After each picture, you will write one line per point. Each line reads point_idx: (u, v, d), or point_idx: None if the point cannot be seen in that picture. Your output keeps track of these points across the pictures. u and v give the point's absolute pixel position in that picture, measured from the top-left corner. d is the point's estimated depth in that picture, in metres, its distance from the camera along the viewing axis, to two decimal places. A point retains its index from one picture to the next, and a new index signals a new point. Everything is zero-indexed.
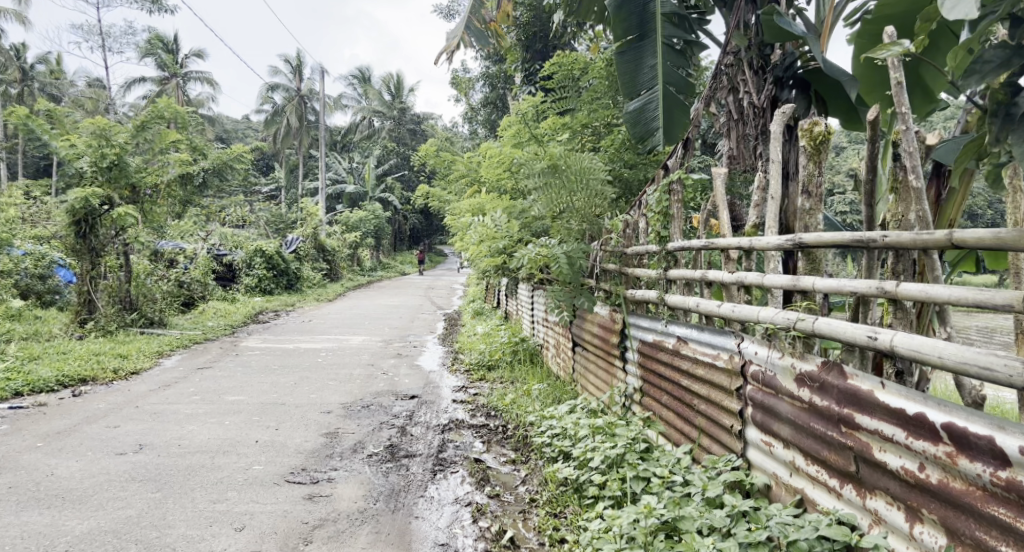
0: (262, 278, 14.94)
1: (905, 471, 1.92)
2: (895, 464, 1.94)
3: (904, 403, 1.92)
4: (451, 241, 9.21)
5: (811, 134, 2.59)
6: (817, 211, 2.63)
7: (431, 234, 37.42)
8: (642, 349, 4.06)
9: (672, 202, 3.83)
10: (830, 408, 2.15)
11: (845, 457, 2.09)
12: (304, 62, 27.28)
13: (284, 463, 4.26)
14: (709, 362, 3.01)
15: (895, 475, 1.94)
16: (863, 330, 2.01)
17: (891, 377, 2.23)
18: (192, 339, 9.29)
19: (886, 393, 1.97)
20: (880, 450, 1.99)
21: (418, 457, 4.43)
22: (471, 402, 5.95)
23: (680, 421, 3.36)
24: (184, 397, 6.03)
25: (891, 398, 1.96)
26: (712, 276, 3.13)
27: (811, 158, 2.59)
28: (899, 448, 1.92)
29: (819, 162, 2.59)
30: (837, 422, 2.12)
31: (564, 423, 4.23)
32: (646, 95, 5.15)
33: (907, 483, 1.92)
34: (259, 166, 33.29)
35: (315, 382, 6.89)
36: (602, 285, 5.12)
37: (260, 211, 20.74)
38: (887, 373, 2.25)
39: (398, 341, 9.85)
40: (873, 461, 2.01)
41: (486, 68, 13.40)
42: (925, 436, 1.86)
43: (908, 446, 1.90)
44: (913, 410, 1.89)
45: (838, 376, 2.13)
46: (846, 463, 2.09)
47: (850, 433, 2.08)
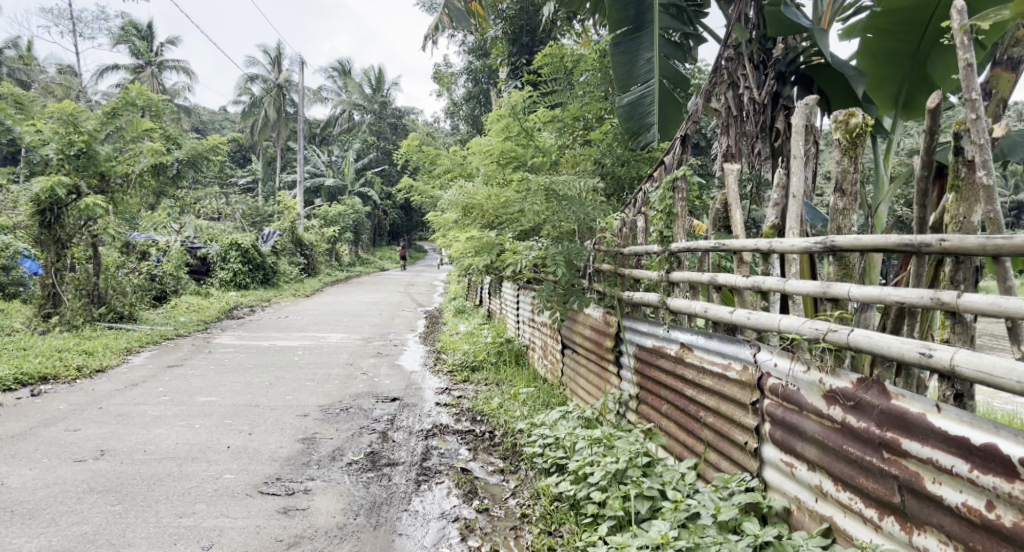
0: (238, 272, 14.53)
1: (966, 508, 1.73)
2: (954, 499, 1.75)
3: (966, 432, 1.73)
4: (434, 237, 8.95)
5: (846, 126, 2.40)
6: (851, 211, 2.44)
7: (412, 230, 37.10)
8: (639, 354, 3.87)
9: (676, 199, 3.62)
10: (871, 430, 1.95)
11: (888, 487, 1.90)
12: (283, 53, 26.77)
13: (258, 472, 3.99)
14: (718, 372, 2.81)
15: (953, 511, 1.76)
16: (914, 345, 1.82)
17: (947, 400, 2.01)
18: (162, 335, 8.93)
19: (942, 418, 1.78)
20: (933, 482, 1.80)
21: (400, 466, 4.19)
22: (456, 405, 5.72)
23: (682, 433, 3.17)
24: (152, 397, 5.72)
25: (948, 424, 1.77)
26: (722, 280, 2.93)
27: (847, 152, 2.40)
28: (961, 481, 1.74)
29: (855, 156, 2.40)
30: (879, 446, 1.93)
31: (556, 431, 4.02)
32: (641, 88, 4.95)
33: (968, 522, 1.73)
34: (237, 158, 32.69)
35: (291, 382, 6.61)
36: (596, 286, 4.92)
37: (236, 204, 20.29)
38: (943, 395, 2.02)
39: (377, 339, 9.58)
40: (923, 494, 1.82)
41: (470, 63, 13.15)
42: (994, 470, 1.67)
43: (972, 480, 1.71)
44: (980, 439, 1.70)
45: (878, 394, 1.94)
46: (889, 494, 1.90)
47: (895, 460, 1.88)
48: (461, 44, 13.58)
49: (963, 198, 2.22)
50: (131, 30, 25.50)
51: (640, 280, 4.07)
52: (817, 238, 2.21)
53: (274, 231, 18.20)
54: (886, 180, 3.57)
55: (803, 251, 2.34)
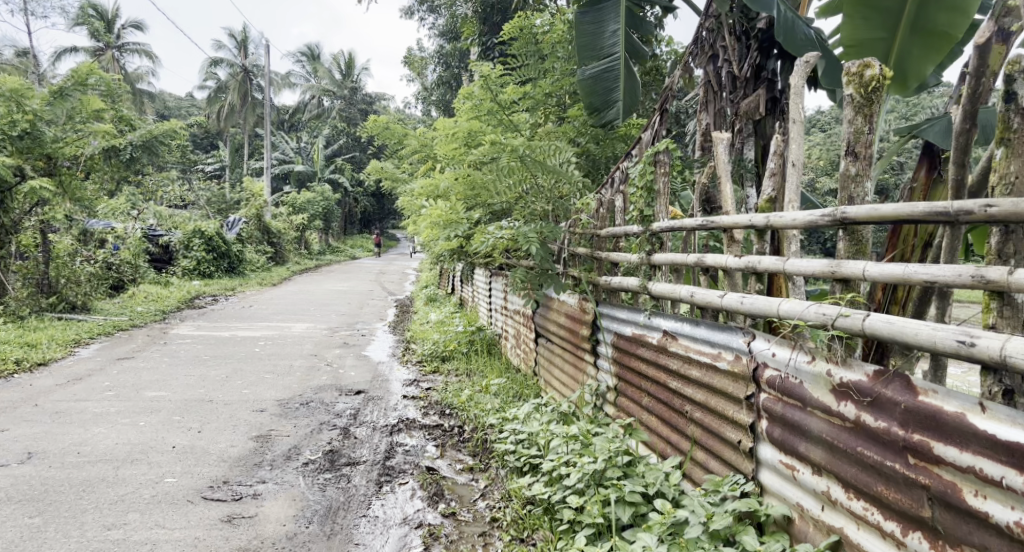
0: (202, 260, 13.99)
1: (1017, 527, 1.48)
2: (1002, 516, 1.50)
3: (1019, 436, 1.48)
4: (402, 223, 8.61)
5: (859, 80, 2.14)
6: (865, 177, 2.19)
7: (383, 218, 36.58)
8: (617, 342, 3.60)
9: (657, 174, 3.32)
10: (893, 431, 1.69)
11: (917, 499, 1.64)
12: (249, 36, 25.97)
13: (203, 475, 3.66)
14: (706, 362, 2.55)
15: (1001, 531, 1.51)
16: (949, 332, 1.57)
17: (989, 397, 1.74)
18: (116, 326, 8.47)
19: (987, 419, 1.53)
20: (975, 495, 1.54)
21: (361, 466, 3.88)
22: (424, 398, 5.42)
23: (666, 429, 2.91)
24: (96, 392, 5.32)
25: (995, 427, 1.52)
26: (709, 261, 2.66)
27: (860, 111, 2.15)
28: (1011, 495, 1.48)
29: (870, 115, 2.15)
30: (904, 451, 1.67)
31: (529, 427, 3.74)
32: (605, 61, 4.62)
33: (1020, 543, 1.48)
34: (202, 144, 31.81)
35: (250, 374, 6.24)
36: (571, 271, 4.65)
37: (200, 190, 19.63)
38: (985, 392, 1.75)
39: (344, 328, 9.21)
40: (961, 508, 1.56)
41: (441, 47, 12.81)
42: None
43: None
44: None
45: (901, 389, 1.69)
46: (918, 507, 1.64)
47: (926, 468, 1.63)
48: (432, 26, 13.22)
49: (1013, 152, 2.03)
50: (89, 11, 24.57)
51: (618, 263, 3.79)
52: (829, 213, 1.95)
53: (240, 218, 17.63)
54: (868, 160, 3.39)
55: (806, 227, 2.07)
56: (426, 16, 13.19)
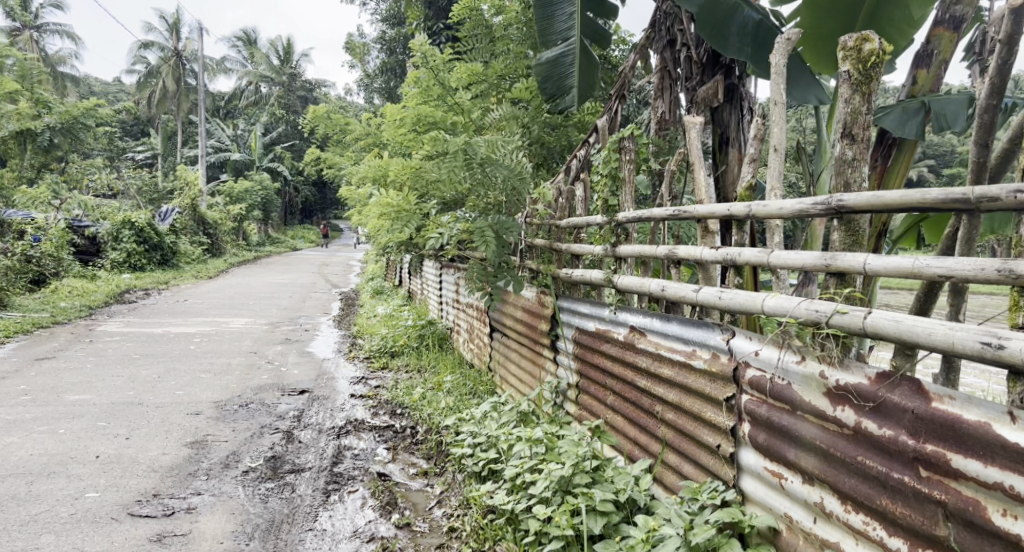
0: (132, 252, 13.25)
1: None
2: None
3: None
4: (348, 214, 8.27)
5: (856, 55, 2.11)
6: (862, 161, 2.17)
7: (326, 208, 35.71)
8: (579, 338, 3.45)
9: (622, 161, 3.16)
10: (902, 440, 1.62)
11: (930, 514, 1.57)
12: (181, 18, 24.80)
13: (130, 487, 3.34)
14: (679, 360, 2.41)
15: None
16: (969, 333, 1.51)
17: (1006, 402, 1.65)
18: (35, 323, 7.88)
19: (1013, 429, 1.45)
20: (997, 512, 1.48)
21: (307, 473, 3.62)
22: (373, 397, 5.17)
23: (634, 428, 2.78)
24: (10, 398, 4.87)
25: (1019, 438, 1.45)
26: (681, 252, 2.52)
27: (858, 88, 2.12)
28: None
29: (868, 93, 2.12)
30: (917, 464, 1.59)
31: (486, 428, 3.56)
32: (562, 45, 4.43)
33: None
34: (132, 131, 30.37)
35: (184, 374, 5.85)
36: (528, 264, 4.47)
37: (130, 179, 18.67)
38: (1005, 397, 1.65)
39: (286, 324, 8.82)
40: (981, 525, 1.50)
41: (384, 33, 12.44)
42: None
43: None
44: None
45: (911, 395, 1.61)
46: (931, 522, 1.57)
47: (940, 482, 1.55)
48: (374, 12, 12.83)
49: None
50: None
51: (579, 254, 3.66)
52: (827, 201, 1.89)
53: (173, 207, 16.81)
54: (829, 146, 3.34)
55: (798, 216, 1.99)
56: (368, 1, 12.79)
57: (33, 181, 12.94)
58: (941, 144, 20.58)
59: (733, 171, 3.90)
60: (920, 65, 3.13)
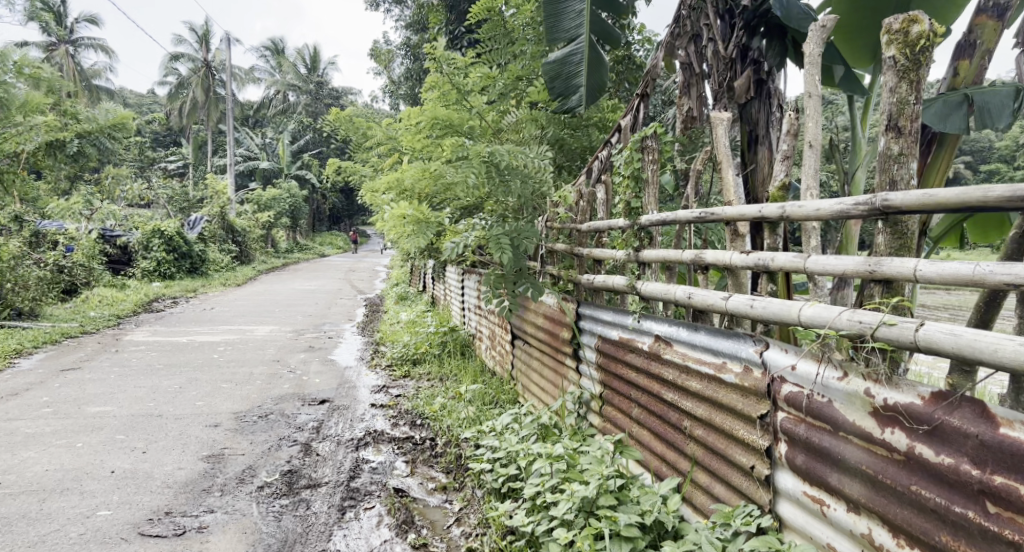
0: (162, 261, 13.38)
1: None
2: None
3: None
4: (370, 220, 8.22)
5: (904, 40, 1.95)
6: (908, 156, 2.00)
7: (353, 214, 35.92)
8: (602, 347, 3.30)
9: (645, 162, 3.00)
10: (964, 470, 1.48)
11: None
12: (210, 30, 25.13)
13: (143, 504, 3.28)
14: (707, 374, 2.25)
15: None
16: None
17: None
18: (64, 333, 7.93)
19: None
20: None
21: (323, 488, 3.53)
22: (393, 406, 5.07)
23: (661, 444, 2.62)
24: (32, 410, 4.86)
25: None
26: (707, 257, 2.36)
27: (904, 75, 1.96)
28: None
29: (916, 80, 1.96)
30: (983, 497, 1.45)
31: (506, 442, 3.43)
32: (570, 44, 4.26)
33: None
34: (164, 142, 30.86)
35: (206, 384, 5.81)
36: (549, 269, 4.33)
37: (161, 188, 18.92)
38: None
39: (310, 331, 8.78)
40: None
41: (407, 39, 12.43)
42: None
43: None
44: None
45: (975, 419, 1.47)
46: None
47: (1008, 517, 1.42)
48: (397, 18, 12.85)
49: None
50: (39, 4, 23.40)
51: (600, 260, 3.51)
52: (871, 201, 1.72)
53: (202, 216, 16.97)
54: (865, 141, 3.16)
55: (836, 217, 1.83)
56: (392, 7, 12.80)
57: (66, 191, 13.13)
58: (978, 138, 20.05)
59: (762, 170, 3.82)
60: (961, 56, 2.96)
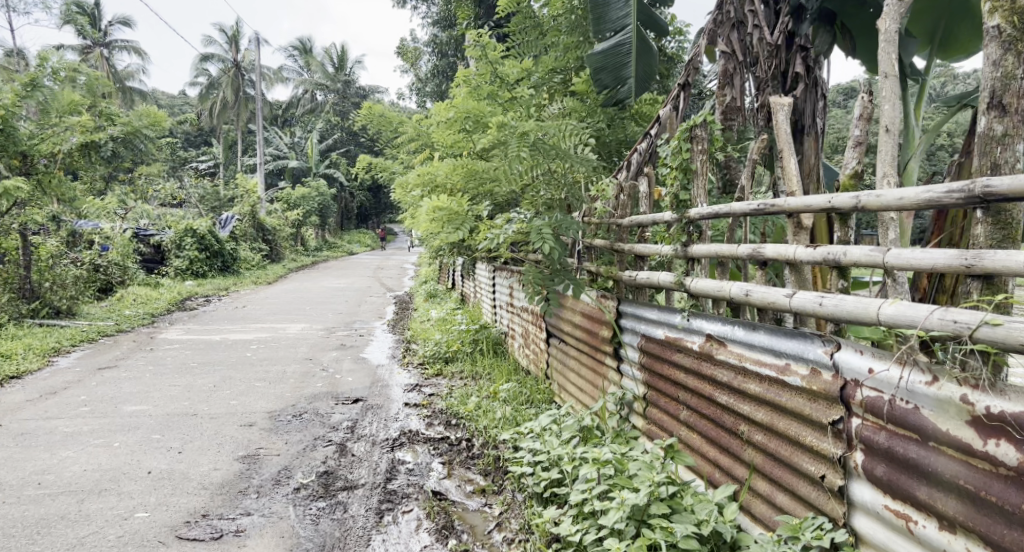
0: (194, 259, 13.49)
1: None
2: None
3: None
4: (400, 216, 8.17)
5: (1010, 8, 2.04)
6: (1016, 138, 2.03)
7: (381, 212, 36.05)
8: (646, 346, 3.16)
9: (694, 152, 2.86)
10: None
11: None
12: (240, 30, 25.33)
13: (180, 506, 3.24)
14: (769, 376, 2.14)
15: None
16: None
17: None
18: (100, 332, 7.99)
19: None
20: None
21: (359, 490, 3.45)
22: (427, 406, 4.99)
23: (713, 448, 2.51)
24: (69, 409, 4.86)
25: None
26: (766, 249, 2.22)
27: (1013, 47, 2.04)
28: None
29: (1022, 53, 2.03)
30: None
31: (547, 444, 3.33)
32: (618, 34, 4.14)
33: None
34: (195, 142, 31.23)
35: (239, 383, 5.79)
36: (587, 265, 4.21)
37: (193, 188, 19.13)
38: None
39: (341, 328, 8.76)
40: None
41: (434, 35, 12.36)
42: None
43: None
44: None
45: None
46: None
47: None
48: (425, 15, 12.78)
49: None
50: (74, 8, 23.83)
51: (643, 255, 3.39)
52: (968, 188, 1.61)
53: (233, 215, 17.10)
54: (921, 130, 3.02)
55: (922, 207, 1.71)
56: (419, 4, 12.77)
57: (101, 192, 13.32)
58: None
59: (809, 159, 3.63)
60: None
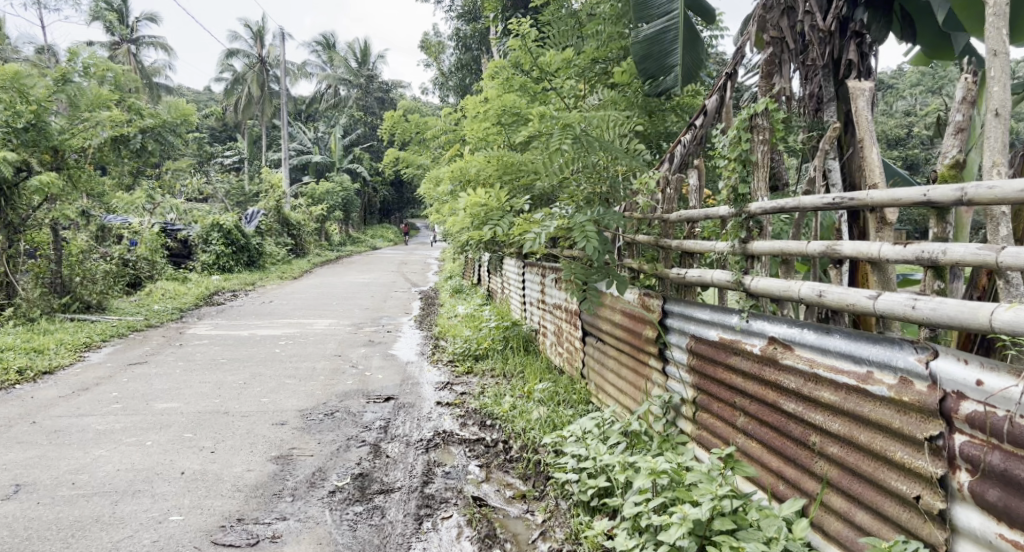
0: (221, 254, 13.53)
1: None
2: None
3: None
4: (427, 212, 8.08)
5: None
6: None
7: (403, 207, 36.05)
8: (695, 346, 3.00)
9: (755, 143, 2.76)
10: None
11: None
12: (265, 26, 25.40)
13: (214, 508, 3.16)
14: (848, 384, 2.03)
15: None
16: None
17: None
18: (130, 327, 7.99)
19: None
20: None
21: (397, 494, 3.34)
22: (460, 405, 4.88)
23: (775, 457, 2.36)
24: (101, 406, 4.82)
25: None
26: (840, 248, 2.11)
27: None
28: None
29: None
30: None
31: (593, 450, 3.19)
32: (663, 20, 4.00)
33: None
34: (220, 137, 31.44)
35: (269, 380, 5.72)
36: (628, 261, 4.07)
37: (219, 183, 19.22)
38: None
39: (369, 324, 8.68)
40: None
41: (459, 29, 12.26)
42: None
43: None
44: None
45: None
46: None
47: None
48: (449, 9, 12.67)
49: None
50: (103, 6, 24.05)
51: (693, 252, 3.23)
52: None
53: (259, 210, 17.14)
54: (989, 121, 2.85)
55: None
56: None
57: None
58: None
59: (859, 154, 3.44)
60: None
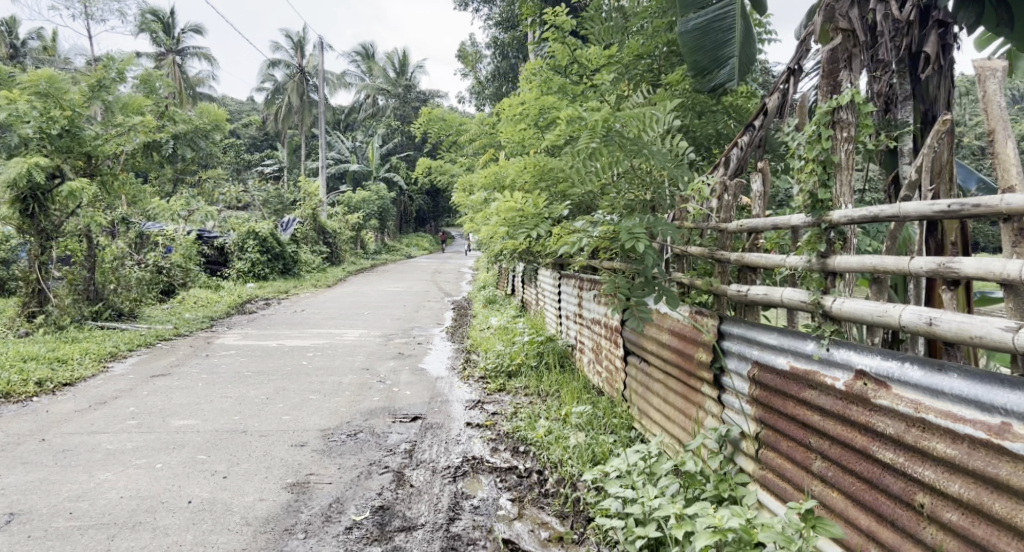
0: (256, 262, 13.45)
1: None
2: None
3: None
4: (461, 220, 7.76)
5: None
6: None
7: (440, 216, 36.01)
8: (757, 374, 2.60)
9: (837, 141, 2.39)
10: None
11: None
12: (305, 37, 25.55)
13: (218, 546, 2.86)
14: (974, 436, 1.69)
15: None
16: None
17: None
18: (158, 336, 7.82)
19: None
20: None
21: (419, 532, 3.01)
22: (492, 426, 4.53)
23: (862, 513, 1.98)
24: (115, 422, 4.58)
25: None
26: (955, 265, 1.73)
27: None
28: None
29: None
30: None
31: (640, 491, 2.82)
32: (715, 7, 3.62)
33: None
34: (260, 146, 31.78)
35: (293, 395, 5.46)
36: (677, 275, 3.67)
37: (256, 191, 19.27)
38: None
39: (400, 336, 8.40)
40: None
41: (497, 36, 12.02)
42: None
43: None
44: None
45: None
46: None
47: None
48: (487, 16, 12.44)
49: None
50: (150, 17, 24.43)
51: (756, 267, 2.84)
52: None
53: (294, 218, 17.11)
54: None
55: None
56: (482, 6, 12.48)
57: None
58: None
59: (941, 154, 2.74)
60: None
